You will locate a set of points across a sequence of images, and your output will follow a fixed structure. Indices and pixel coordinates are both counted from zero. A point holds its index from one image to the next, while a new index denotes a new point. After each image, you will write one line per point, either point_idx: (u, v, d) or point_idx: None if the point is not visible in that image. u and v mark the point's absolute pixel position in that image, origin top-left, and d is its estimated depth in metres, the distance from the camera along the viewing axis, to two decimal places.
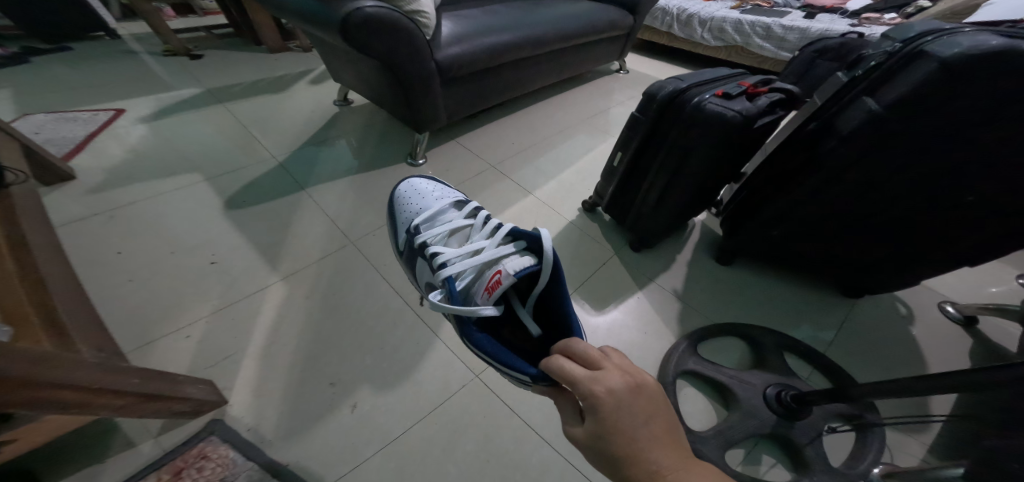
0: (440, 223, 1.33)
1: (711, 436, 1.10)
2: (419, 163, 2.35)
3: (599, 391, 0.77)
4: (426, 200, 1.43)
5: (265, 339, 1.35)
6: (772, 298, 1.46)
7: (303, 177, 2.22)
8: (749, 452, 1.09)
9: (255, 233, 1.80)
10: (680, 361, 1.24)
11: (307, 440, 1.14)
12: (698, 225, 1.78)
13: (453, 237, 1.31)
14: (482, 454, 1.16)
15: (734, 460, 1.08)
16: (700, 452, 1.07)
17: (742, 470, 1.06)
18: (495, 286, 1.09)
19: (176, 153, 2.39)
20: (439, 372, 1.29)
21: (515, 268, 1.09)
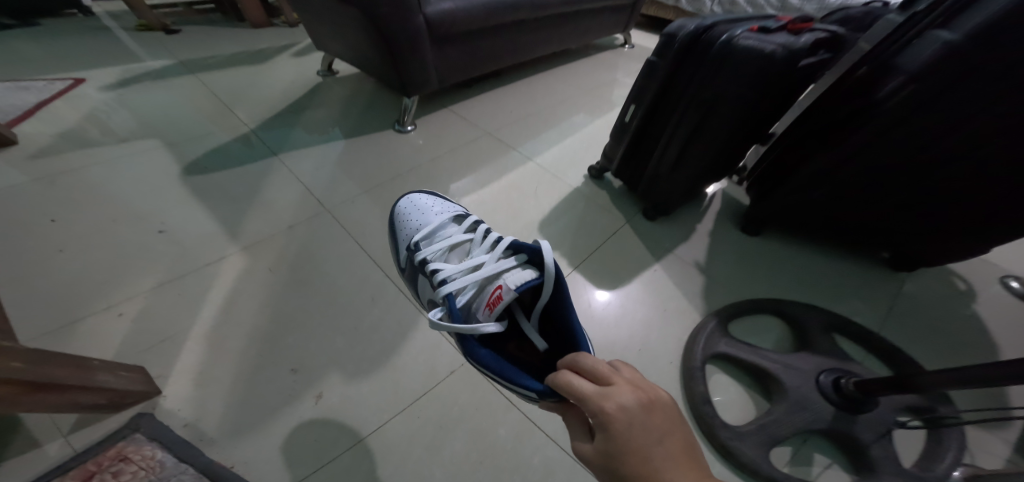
0: (438, 237, 1.10)
1: (752, 431, 0.90)
2: (408, 130, 2.13)
3: (608, 411, 0.62)
4: (429, 214, 1.18)
5: (216, 317, 1.13)
6: (809, 271, 1.26)
7: (279, 145, 1.99)
8: (797, 450, 0.90)
9: (217, 201, 1.58)
10: (710, 343, 1.03)
11: (259, 437, 0.93)
12: (718, 194, 1.58)
13: (454, 254, 1.06)
14: (472, 454, 0.95)
15: (779, 460, 0.89)
16: (737, 451, 0.88)
17: (790, 472, 0.87)
18: (496, 302, 0.87)
19: (137, 120, 2.15)
20: (423, 356, 1.07)
21: (516, 282, 0.87)
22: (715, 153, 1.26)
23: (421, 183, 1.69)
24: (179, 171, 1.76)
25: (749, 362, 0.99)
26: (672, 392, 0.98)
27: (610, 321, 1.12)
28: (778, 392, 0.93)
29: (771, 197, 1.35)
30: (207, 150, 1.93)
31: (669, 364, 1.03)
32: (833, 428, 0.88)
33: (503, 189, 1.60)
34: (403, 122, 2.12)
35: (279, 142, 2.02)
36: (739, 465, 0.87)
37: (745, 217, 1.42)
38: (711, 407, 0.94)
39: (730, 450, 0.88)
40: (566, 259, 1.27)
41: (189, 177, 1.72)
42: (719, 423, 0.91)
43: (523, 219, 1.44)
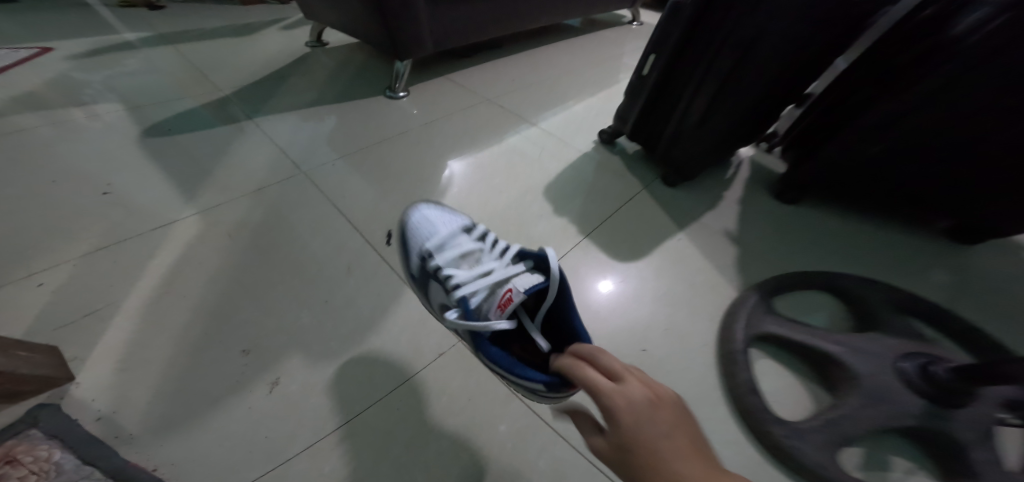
0: (448, 242, 0.87)
1: (815, 428, 0.71)
2: (400, 96, 1.92)
3: (620, 405, 0.51)
4: (443, 218, 0.93)
5: (157, 288, 0.94)
6: (860, 242, 1.08)
7: (257, 111, 1.76)
8: (870, 451, 0.72)
9: (178, 163, 1.38)
10: (754, 322, 0.83)
11: (196, 433, 0.74)
12: (745, 161, 1.39)
13: (468, 262, 0.85)
14: (464, 453, 0.75)
15: (849, 463, 0.70)
16: (797, 452, 0.70)
17: (864, 477, 0.69)
18: (507, 303, 0.72)
19: (98, 81, 1.94)
20: (407, 334, 0.88)
21: (527, 283, 0.73)
22: (750, 104, 1.07)
23: (411, 147, 1.49)
24: (139, 133, 1.56)
25: (803, 345, 0.79)
26: (709, 378, 0.80)
27: (628, 296, 0.93)
28: (846, 380, 0.74)
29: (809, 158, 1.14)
30: (174, 113, 1.72)
31: (703, 345, 0.85)
32: (918, 425, 0.70)
33: (503, 154, 1.41)
34: (393, 88, 1.92)
35: (257, 109, 1.79)
36: (800, 469, 0.69)
37: (780, 181, 1.22)
38: (759, 397, 0.75)
39: (786, 451, 0.70)
40: (574, 228, 1.08)
41: (147, 139, 1.51)
42: (771, 418, 0.73)
43: (523, 183, 1.24)
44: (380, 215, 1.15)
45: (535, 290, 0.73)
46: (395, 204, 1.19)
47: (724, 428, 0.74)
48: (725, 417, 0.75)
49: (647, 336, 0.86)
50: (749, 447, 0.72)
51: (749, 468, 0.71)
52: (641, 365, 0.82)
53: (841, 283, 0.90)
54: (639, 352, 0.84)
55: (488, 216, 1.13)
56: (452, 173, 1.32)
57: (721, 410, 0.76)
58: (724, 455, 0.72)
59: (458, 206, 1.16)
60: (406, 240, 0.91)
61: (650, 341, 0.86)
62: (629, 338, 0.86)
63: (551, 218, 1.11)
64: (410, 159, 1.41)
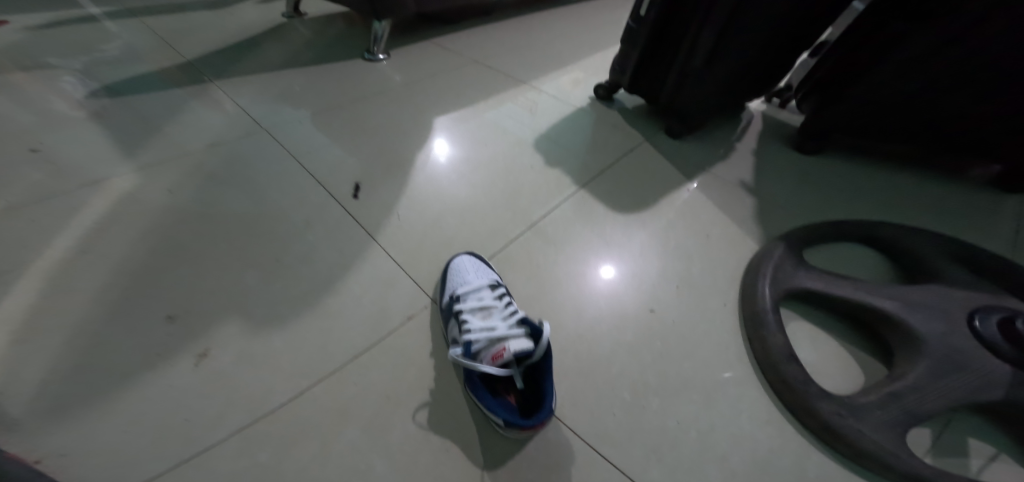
0: (480, 288, 0.67)
1: (875, 403, 0.57)
2: (380, 59, 1.60)
3: None
4: (484, 268, 0.73)
5: (78, 247, 0.79)
6: (902, 191, 0.93)
7: (219, 70, 1.44)
8: (940, 433, 0.58)
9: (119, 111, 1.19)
10: (785, 276, 0.69)
11: (99, 415, 0.60)
12: (756, 113, 1.25)
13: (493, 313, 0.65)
14: (436, 436, 0.60)
15: (916, 447, 0.57)
16: (855, 434, 0.55)
17: (939, 465, 0.55)
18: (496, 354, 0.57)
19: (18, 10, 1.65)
20: (372, 295, 0.74)
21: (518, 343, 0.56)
22: (771, 33, 0.91)
23: (385, 97, 1.32)
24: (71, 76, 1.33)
25: (848, 299, 0.65)
26: (732, 344, 0.67)
27: (631, 251, 0.79)
28: (904, 341, 0.61)
29: (832, 102, 0.98)
30: (104, 49, 1.46)
31: (722, 305, 0.71)
32: (1015, 398, 0.55)
33: (490, 109, 1.24)
34: (372, 49, 1.59)
35: (216, 65, 1.46)
36: (852, 453, 0.56)
37: (800, 130, 1.06)
38: (799, 365, 0.62)
39: (838, 430, 0.56)
40: (568, 179, 0.94)
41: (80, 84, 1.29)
42: (814, 389, 0.59)
43: (510, 136, 1.09)
44: (347, 167, 0.99)
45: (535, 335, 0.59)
46: (365, 156, 1.03)
47: (752, 404, 0.61)
48: (754, 390, 0.62)
49: (656, 295, 0.73)
50: (788, 428, 0.59)
51: (785, 452, 0.58)
52: (650, 328, 0.69)
53: (881, 232, 0.77)
54: (647, 313, 0.71)
55: (471, 169, 0.98)
56: (431, 125, 1.15)
57: (746, 380, 0.63)
58: (754, 436, 0.59)
59: (435, 161, 1.01)
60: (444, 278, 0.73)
61: (660, 300, 0.72)
62: (635, 297, 0.73)
63: (543, 169, 0.98)
64: (385, 113, 1.22)
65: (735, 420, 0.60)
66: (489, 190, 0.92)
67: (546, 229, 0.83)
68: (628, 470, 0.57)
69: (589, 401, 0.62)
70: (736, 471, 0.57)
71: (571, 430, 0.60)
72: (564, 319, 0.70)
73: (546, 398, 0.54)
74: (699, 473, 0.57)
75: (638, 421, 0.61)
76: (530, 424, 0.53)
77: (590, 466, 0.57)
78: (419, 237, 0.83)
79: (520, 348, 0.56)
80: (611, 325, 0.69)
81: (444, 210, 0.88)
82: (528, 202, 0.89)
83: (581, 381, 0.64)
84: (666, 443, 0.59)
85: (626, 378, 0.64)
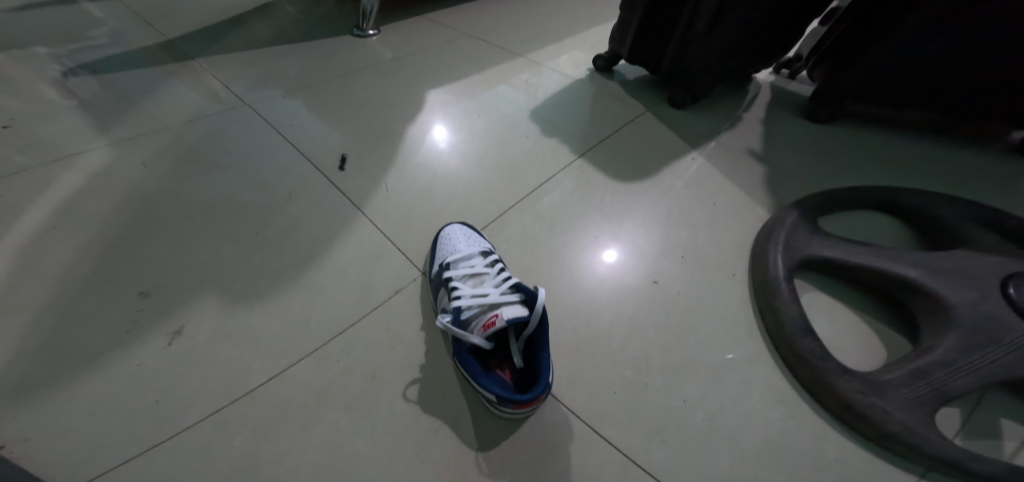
0: (470, 256, 0.64)
1: (900, 380, 0.53)
2: (370, 34, 1.48)
3: None
4: (476, 236, 0.70)
5: (47, 222, 0.74)
6: (921, 159, 0.87)
7: (206, 48, 1.32)
8: (970, 414, 0.54)
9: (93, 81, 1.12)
10: (798, 244, 0.65)
11: (63, 396, 0.56)
12: (764, 84, 1.17)
13: (485, 281, 0.62)
14: (424, 417, 0.56)
15: (944, 428, 0.53)
16: (879, 414, 0.51)
17: (970, 446, 0.51)
18: (489, 325, 0.52)
19: None
20: (357, 268, 0.70)
21: (515, 312, 0.52)
22: None
23: (373, 67, 1.25)
24: (44, 48, 1.25)
25: (866, 267, 0.61)
26: (743, 319, 0.62)
27: (633, 220, 0.75)
28: (930, 313, 0.56)
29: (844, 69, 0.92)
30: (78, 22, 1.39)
31: (730, 275, 0.67)
32: None
33: (484, 81, 1.16)
34: (362, 25, 1.47)
35: (202, 44, 1.34)
36: (876, 435, 0.52)
37: (812, 97, 1.00)
38: (816, 339, 0.57)
39: (859, 409, 0.52)
40: (565, 148, 0.90)
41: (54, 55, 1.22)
42: (832, 365, 0.55)
43: (505, 106, 1.04)
44: (334, 139, 0.94)
45: (530, 302, 0.54)
46: (353, 128, 0.97)
47: (765, 382, 0.57)
48: (765, 366, 0.58)
49: (659, 265, 0.69)
50: (803, 408, 0.55)
51: (799, 433, 0.54)
52: (653, 300, 0.65)
53: (899, 199, 0.72)
54: (650, 284, 0.66)
55: (464, 139, 0.93)
56: (422, 96, 1.09)
57: (756, 356, 0.59)
58: (767, 416, 0.55)
59: (427, 132, 0.95)
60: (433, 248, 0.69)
61: (664, 270, 0.68)
62: (637, 268, 0.68)
63: (539, 139, 0.93)
64: (374, 85, 1.16)
65: (746, 399, 0.56)
66: (483, 161, 0.88)
67: (542, 198, 0.79)
68: (631, 453, 0.53)
69: (588, 378, 0.58)
70: (748, 455, 0.53)
71: (571, 411, 0.56)
72: (563, 292, 0.66)
73: (543, 370, 0.49)
74: (707, 456, 0.53)
75: (642, 400, 0.57)
76: (525, 399, 0.47)
77: (590, 448, 0.54)
78: (408, 208, 0.79)
79: (514, 315, 0.52)
80: (612, 296, 0.65)
81: (435, 180, 0.84)
82: (523, 171, 0.85)
83: (580, 357, 0.60)
84: (672, 424, 0.55)
85: (628, 355, 0.60)
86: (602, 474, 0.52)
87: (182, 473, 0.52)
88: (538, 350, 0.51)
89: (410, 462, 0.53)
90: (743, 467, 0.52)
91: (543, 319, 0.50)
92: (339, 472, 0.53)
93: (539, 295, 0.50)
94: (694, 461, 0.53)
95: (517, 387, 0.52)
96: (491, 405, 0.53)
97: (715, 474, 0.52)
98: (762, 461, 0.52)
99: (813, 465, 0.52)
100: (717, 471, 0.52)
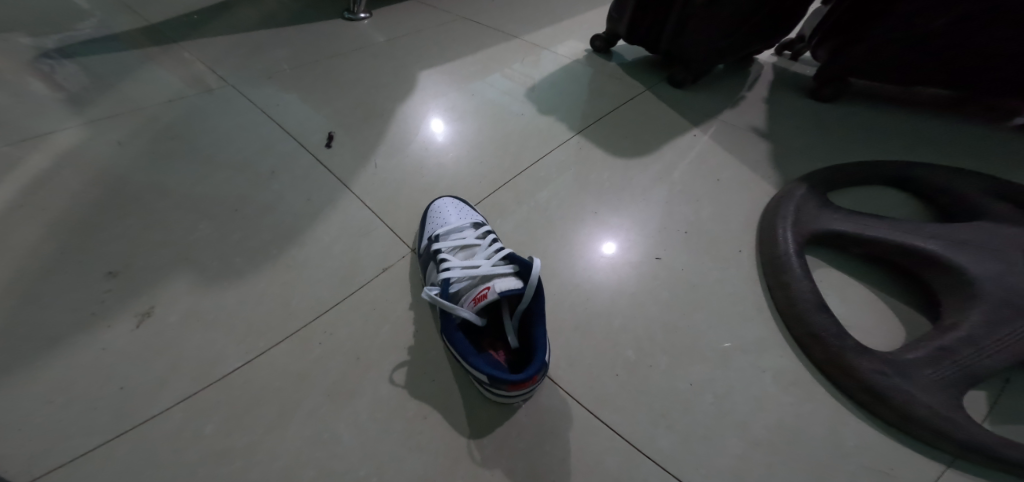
0: (461, 228, 0.62)
1: (924, 360, 0.50)
2: (362, 17, 1.32)
3: None
4: (467, 210, 0.67)
5: (9, 200, 0.69)
6: (932, 136, 0.84)
7: (188, 30, 1.19)
8: (997, 397, 0.51)
9: (59, 51, 1.05)
10: (808, 218, 0.62)
11: (20, 383, 0.52)
12: (766, 66, 1.10)
13: (476, 253, 0.59)
14: (412, 401, 0.53)
15: (973, 411, 0.50)
16: (903, 397, 0.48)
17: (998, 430, 0.48)
18: (480, 299, 0.48)
19: None
20: (342, 246, 0.66)
21: (508, 284, 0.49)
22: None
23: (360, 40, 1.19)
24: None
25: (881, 240, 0.58)
26: (750, 296, 0.60)
27: (633, 194, 0.73)
28: (952, 287, 0.54)
29: (849, 48, 0.86)
30: None
31: (736, 251, 0.65)
32: None
33: (478, 59, 1.10)
34: (352, 8, 1.31)
35: (184, 25, 1.20)
36: (900, 420, 0.48)
37: (816, 76, 0.95)
38: (831, 316, 0.54)
39: (881, 392, 0.49)
40: (562, 125, 0.87)
41: (14, 23, 1.13)
42: (850, 344, 0.52)
43: (499, 85, 1.00)
44: (320, 117, 0.90)
45: (524, 274, 0.52)
46: (340, 106, 0.93)
47: (775, 363, 0.54)
48: (776, 347, 0.55)
49: (661, 240, 0.66)
50: (818, 392, 0.52)
51: (812, 415, 0.51)
52: (655, 276, 0.62)
53: (910, 172, 0.70)
54: (652, 260, 0.64)
55: (456, 117, 0.90)
56: (412, 75, 1.03)
57: (764, 335, 0.56)
58: (779, 401, 0.52)
59: (420, 109, 0.92)
60: (423, 220, 0.67)
61: (666, 245, 0.66)
62: (638, 243, 0.66)
63: (534, 116, 0.90)
64: (361, 60, 1.10)
65: (756, 381, 0.53)
66: (477, 139, 0.84)
67: (539, 173, 0.77)
68: (634, 439, 0.50)
69: (587, 359, 0.55)
70: (760, 441, 0.49)
71: (570, 395, 0.53)
72: (561, 268, 0.63)
73: (538, 349, 0.46)
74: (716, 442, 0.50)
75: (644, 382, 0.53)
76: (519, 379, 0.44)
77: (589, 434, 0.50)
78: (397, 184, 0.75)
79: (507, 288, 0.48)
80: (612, 269, 0.63)
81: (426, 156, 0.80)
82: (519, 147, 0.82)
83: (578, 337, 0.57)
84: (678, 408, 0.52)
85: (630, 334, 0.57)
86: (603, 462, 0.49)
87: (149, 463, 0.49)
88: (533, 326, 0.48)
89: (396, 450, 0.50)
90: (755, 453, 0.49)
91: (538, 290, 0.47)
92: (321, 462, 0.49)
93: (535, 267, 0.47)
94: (701, 448, 0.49)
95: (510, 367, 0.49)
96: (483, 387, 0.49)
97: (724, 461, 0.48)
98: (774, 447, 0.49)
99: (829, 451, 0.49)
100: (726, 459, 0.48)
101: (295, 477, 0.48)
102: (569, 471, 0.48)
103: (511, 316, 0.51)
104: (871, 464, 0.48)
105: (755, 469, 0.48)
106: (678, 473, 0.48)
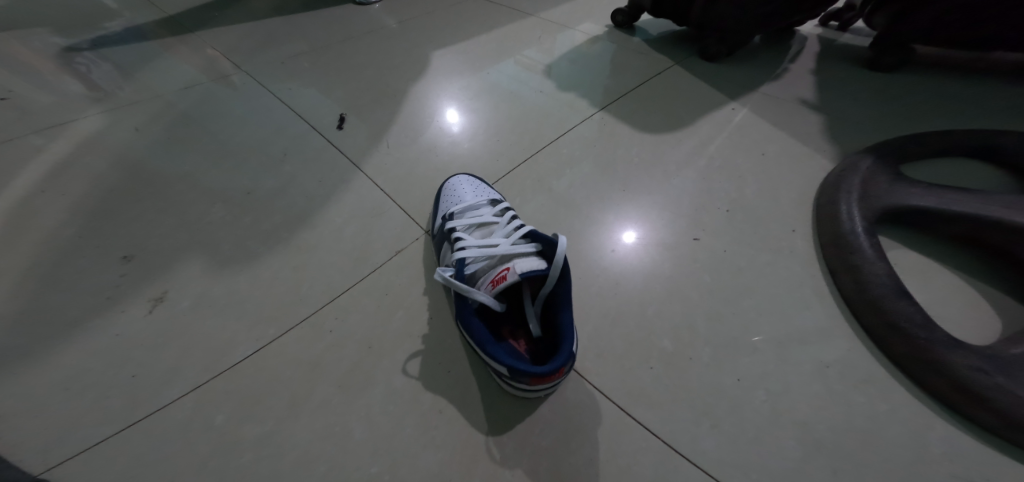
0: (478, 206, 0.58)
1: None
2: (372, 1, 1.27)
3: None
4: (483, 187, 0.63)
5: (30, 186, 0.69)
6: (1009, 105, 0.75)
7: (205, 21, 1.18)
8: None
9: (85, 44, 1.06)
10: (877, 192, 0.56)
11: (36, 368, 0.51)
12: (809, 37, 0.99)
13: (492, 232, 0.55)
14: (429, 394, 0.49)
15: None
16: (1008, 400, 0.41)
17: None
18: (500, 282, 0.44)
19: None
20: (355, 228, 0.63)
21: (528, 266, 0.45)
22: None
23: (371, 23, 1.14)
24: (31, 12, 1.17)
25: (966, 216, 0.52)
26: (807, 282, 0.54)
27: (665, 170, 0.67)
28: None
29: (910, 13, 0.76)
30: None
31: (788, 232, 0.58)
32: None
33: (492, 39, 1.04)
34: None
35: (202, 16, 1.20)
36: (999, 425, 0.42)
37: (873, 45, 0.85)
38: (912, 302, 0.47)
39: (978, 393, 0.42)
40: (583, 102, 0.82)
41: (43, 20, 1.14)
42: (938, 336, 0.45)
43: (514, 63, 0.94)
44: (332, 99, 0.87)
45: (550, 254, 0.47)
46: (352, 89, 0.90)
47: (838, 357, 0.48)
48: (838, 339, 0.49)
49: (698, 220, 0.61)
50: (889, 390, 0.46)
51: (881, 416, 0.45)
52: (692, 258, 0.57)
53: (988, 142, 0.62)
54: (690, 242, 0.58)
55: (471, 96, 0.85)
56: (426, 56, 0.99)
57: (821, 324, 0.50)
58: (844, 400, 0.46)
59: (433, 91, 0.87)
60: (438, 199, 0.63)
61: (704, 225, 0.60)
62: (671, 223, 0.61)
63: (553, 93, 0.84)
64: (370, 43, 1.06)
65: (815, 377, 0.47)
66: (493, 119, 0.79)
67: (562, 150, 0.72)
68: (674, 440, 0.45)
69: (619, 349, 0.50)
70: (823, 445, 0.44)
71: (600, 391, 0.48)
72: (590, 249, 0.58)
73: (565, 337, 0.41)
74: (769, 443, 0.44)
75: (683, 377, 0.48)
76: (544, 371, 0.39)
77: (622, 433, 0.45)
78: (411, 166, 0.72)
79: (529, 268, 0.44)
80: (642, 251, 0.58)
81: (441, 137, 0.76)
82: (538, 125, 0.77)
83: (607, 325, 0.52)
84: (723, 404, 0.46)
85: (666, 322, 0.52)
86: (637, 464, 0.44)
87: (160, 455, 0.46)
88: (557, 310, 0.43)
89: (412, 446, 0.46)
90: (817, 458, 0.43)
91: (565, 271, 0.43)
92: (334, 456, 0.46)
93: (561, 243, 0.43)
94: (751, 449, 0.44)
95: (534, 354, 0.45)
96: (503, 380, 0.45)
97: (779, 464, 0.43)
98: (839, 451, 0.43)
99: (904, 456, 0.43)
100: (783, 465, 0.43)
101: (307, 472, 0.45)
102: (601, 471, 0.44)
103: (534, 302, 0.47)
104: (956, 473, 0.41)
105: (816, 475, 0.42)
106: (726, 477, 0.43)
